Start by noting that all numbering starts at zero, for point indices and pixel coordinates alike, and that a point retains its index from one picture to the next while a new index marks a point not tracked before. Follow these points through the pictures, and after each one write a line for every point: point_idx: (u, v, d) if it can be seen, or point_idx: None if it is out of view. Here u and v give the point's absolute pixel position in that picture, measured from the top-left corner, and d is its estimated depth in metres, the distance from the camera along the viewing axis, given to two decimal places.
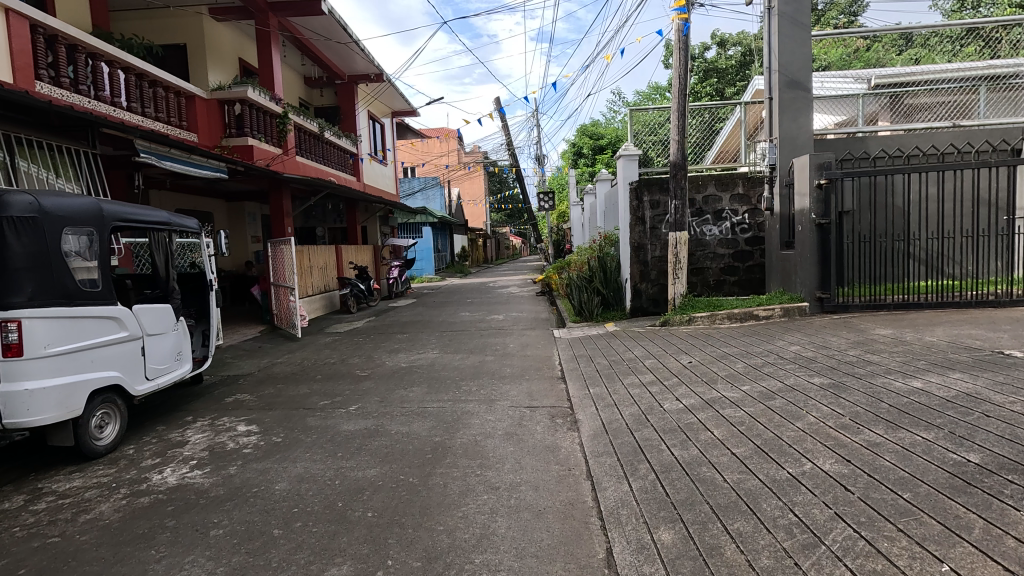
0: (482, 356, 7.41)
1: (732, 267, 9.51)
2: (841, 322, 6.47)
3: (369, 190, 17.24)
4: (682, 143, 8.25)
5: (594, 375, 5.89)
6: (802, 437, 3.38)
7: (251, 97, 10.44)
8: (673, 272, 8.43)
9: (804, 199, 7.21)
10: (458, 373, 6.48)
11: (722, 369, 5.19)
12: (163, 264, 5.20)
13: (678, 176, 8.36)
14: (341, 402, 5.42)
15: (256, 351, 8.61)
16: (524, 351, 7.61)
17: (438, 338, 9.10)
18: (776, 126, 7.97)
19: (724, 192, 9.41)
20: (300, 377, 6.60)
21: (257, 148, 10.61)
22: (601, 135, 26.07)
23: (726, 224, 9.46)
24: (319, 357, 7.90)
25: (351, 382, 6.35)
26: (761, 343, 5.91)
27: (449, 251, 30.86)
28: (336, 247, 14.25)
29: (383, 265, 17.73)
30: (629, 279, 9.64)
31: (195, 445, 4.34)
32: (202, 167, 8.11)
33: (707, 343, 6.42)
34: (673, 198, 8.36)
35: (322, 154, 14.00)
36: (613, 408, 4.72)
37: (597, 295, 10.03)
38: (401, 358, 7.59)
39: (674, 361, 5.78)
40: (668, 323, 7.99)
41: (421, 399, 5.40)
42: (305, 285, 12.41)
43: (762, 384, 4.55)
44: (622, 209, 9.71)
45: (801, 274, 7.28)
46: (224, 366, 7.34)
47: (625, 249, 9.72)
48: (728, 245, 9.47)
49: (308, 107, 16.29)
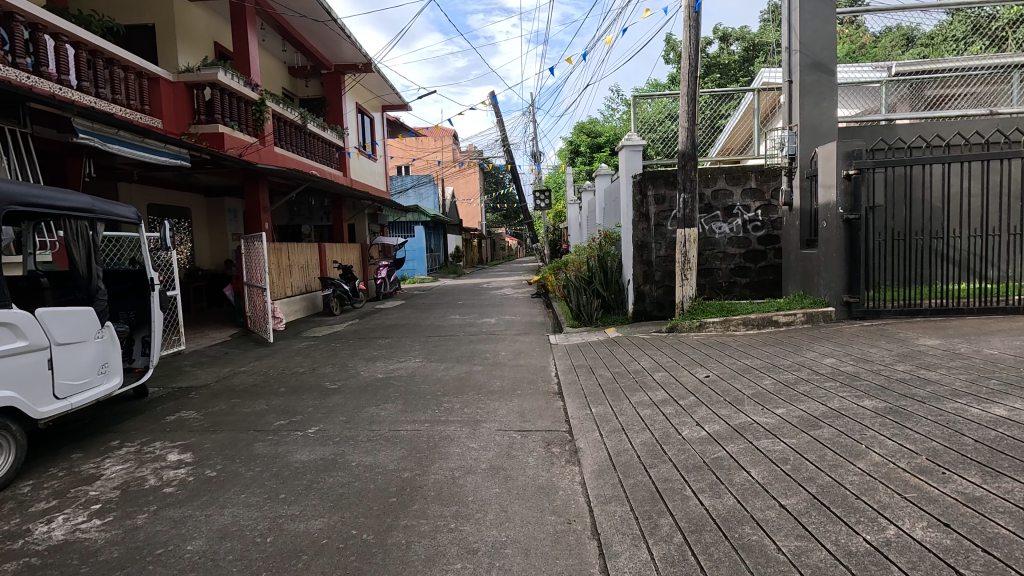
0: (469, 366, 6.63)
1: (743, 268, 8.76)
2: (875, 329, 5.71)
3: (356, 186, 16.43)
4: (692, 131, 7.46)
5: (596, 391, 5.11)
6: (874, 486, 2.60)
7: (222, 81, 9.59)
8: (682, 273, 7.63)
9: (830, 191, 6.47)
10: (440, 386, 5.70)
11: (746, 387, 4.41)
12: (85, 258, 4.38)
13: (687, 168, 7.55)
14: (300, 422, 4.63)
15: (220, 358, 7.80)
16: (516, 360, 6.85)
17: (423, 344, 8.32)
18: (796, 112, 7.23)
19: (736, 186, 8.66)
20: (260, 390, 5.79)
21: (229, 137, 9.77)
22: (599, 133, 25.36)
23: (737, 222, 8.71)
24: (287, 366, 7.09)
25: (317, 396, 5.55)
26: (788, 355, 5.15)
27: (442, 251, 30.07)
28: (319, 245, 13.42)
29: (371, 265, 16.94)
30: (632, 280, 8.87)
31: (107, 481, 3.53)
32: (160, 153, 7.30)
33: (724, 353, 5.65)
34: (682, 191, 7.58)
35: (305, 147, 13.17)
36: (620, 435, 3.94)
37: (596, 297, 9.24)
38: (379, 367, 6.80)
39: (688, 375, 5.02)
40: (676, 329, 7.23)
41: (393, 419, 4.61)
42: (283, 285, 11.57)
43: (800, 408, 3.79)
44: (624, 205, 8.95)
45: (825, 276, 6.54)
46: (178, 376, 6.52)
47: (627, 247, 8.95)
48: (739, 244, 8.73)
49: (292, 98, 15.47)
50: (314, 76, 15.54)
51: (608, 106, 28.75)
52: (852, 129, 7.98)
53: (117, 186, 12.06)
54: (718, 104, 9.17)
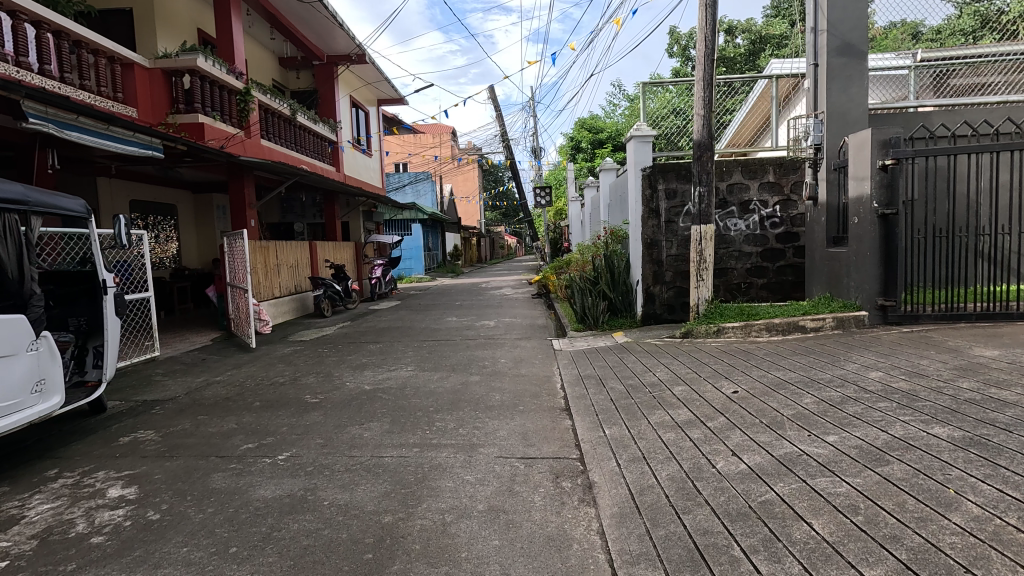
0: (467, 376, 6.03)
1: (759, 268, 8.18)
2: (919, 337, 5.13)
3: (350, 182, 15.81)
4: (708, 120, 6.86)
5: (608, 408, 4.52)
6: (987, 555, 2.01)
7: (202, 68, 8.95)
8: (697, 273, 7.02)
9: (862, 184, 5.87)
10: (432, 401, 5.10)
11: (784, 407, 3.82)
12: (15, 256, 3.74)
13: (705, 160, 6.92)
14: (271, 445, 4.04)
15: (195, 365, 7.20)
16: (517, 369, 6.26)
17: (417, 350, 7.74)
18: (822, 98, 6.64)
19: (752, 180, 8.07)
20: (232, 405, 5.19)
21: (210, 128, 9.13)
22: (600, 129, 24.75)
23: (754, 219, 8.14)
24: (267, 374, 6.49)
25: (294, 412, 4.94)
26: (824, 366, 4.56)
27: (441, 250, 29.51)
28: (310, 243, 12.82)
29: (365, 263, 16.34)
30: (640, 280, 8.30)
31: (26, 527, 2.92)
32: (128, 142, 6.70)
33: (750, 363, 5.06)
34: (697, 184, 6.95)
35: (294, 140, 12.55)
36: (640, 466, 3.36)
37: (602, 299, 8.64)
38: (368, 377, 6.20)
39: (713, 391, 4.42)
40: (691, 334, 6.64)
41: (378, 442, 4.02)
42: (272, 285, 10.97)
43: (856, 435, 3.20)
44: (632, 200, 8.37)
45: (858, 277, 5.95)
46: (145, 388, 5.92)
47: (636, 245, 8.35)
48: (755, 242, 8.15)
49: (283, 90, 14.86)
50: (305, 67, 14.91)
51: (609, 102, 28.10)
52: (878, 118, 7.40)
53: (95, 180, 11.47)
54: (725, 94, 8.62)
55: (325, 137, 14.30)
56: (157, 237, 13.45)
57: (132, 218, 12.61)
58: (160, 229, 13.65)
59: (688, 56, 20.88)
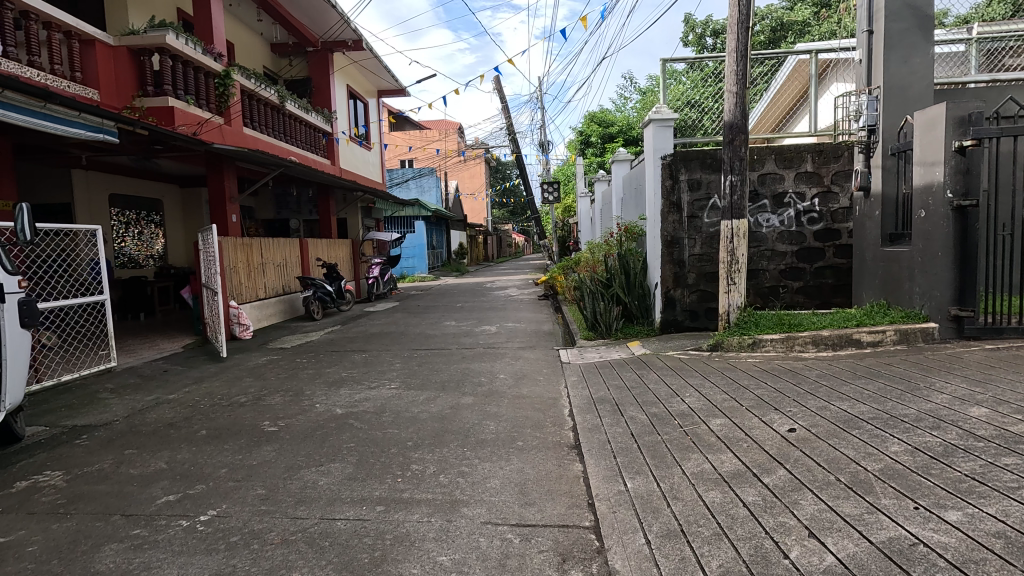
0: (458, 396, 5.13)
1: (794, 269, 7.23)
2: (1012, 357, 4.17)
3: (346, 176, 14.95)
4: (743, 98, 5.89)
5: (628, 447, 3.61)
6: None
7: (172, 46, 8.08)
8: (726, 276, 6.04)
9: (931, 170, 4.90)
10: (413, 431, 4.20)
11: (867, 458, 2.87)
12: None
13: (738, 145, 5.95)
14: (198, 498, 3.15)
15: (154, 378, 6.35)
16: (518, 387, 5.35)
17: (407, 360, 6.85)
18: (877, 72, 5.66)
19: (787, 170, 7.15)
20: (173, 433, 4.31)
21: (183, 113, 8.28)
22: (611, 123, 23.76)
23: (789, 214, 7.20)
24: (230, 390, 5.63)
25: (245, 444, 4.07)
26: (903, 397, 3.60)
27: (445, 248, 28.67)
28: (301, 241, 11.98)
29: (363, 262, 15.52)
30: (660, 283, 7.36)
31: None
32: (72, 123, 5.90)
33: (801, 388, 4.13)
34: (728, 173, 6.00)
35: (283, 130, 11.71)
36: (679, 548, 2.43)
37: (616, 304, 7.71)
38: (344, 396, 5.32)
39: (762, 429, 3.50)
40: (721, 347, 5.72)
41: (334, 495, 3.13)
42: (256, 286, 10.14)
43: (993, 514, 2.25)
44: (649, 191, 7.44)
45: (924, 282, 5.01)
46: (83, 409, 5.06)
47: (655, 243, 7.41)
48: (790, 240, 7.22)
49: (275, 79, 14.00)
50: (299, 54, 14.07)
51: (620, 95, 27.08)
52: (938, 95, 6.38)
53: (71, 173, 10.79)
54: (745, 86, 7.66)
55: (320, 128, 13.48)
56: (140, 233, 12.73)
57: (112, 213, 11.87)
58: (144, 225, 12.93)
59: (704, 44, 19.79)
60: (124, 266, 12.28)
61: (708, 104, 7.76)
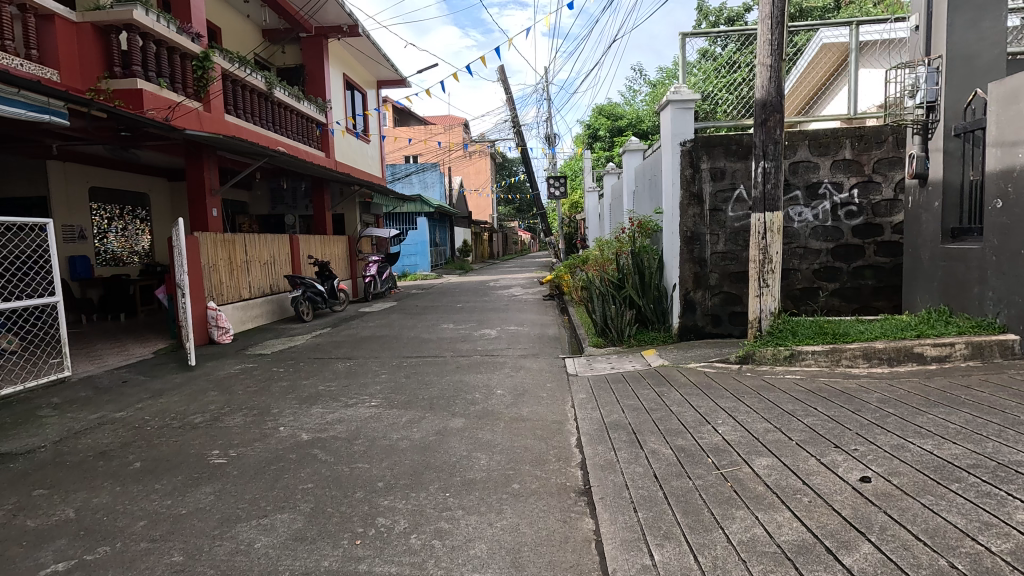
0: (446, 418, 4.39)
1: (830, 269, 6.44)
2: None
3: (342, 169, 14.25)
4: (778, 71, 5.08)
5: (653, 497, 2.85)
6: None
7: (141, 22, 7.34)
8: (757, 278, 5.23)
9: (1012, 152, 4.10)
10: (387, 468, 3.46)
11: (987, 533, 2.11)
12: None
13: (771, 127, 5.14)
14: (91, 570, 2.41)
15: (109, 390, 5.64)
16: (517, 407, 4.60)
17: (394, 371, 6.12)
18: (939, 38, 4.84)
19: (823, 157, 6.35)
20: (100, 467, 3.59)
21: (154, 96, 7.54)
22: (620, 115, 22.95)
23: (824, 206, 6.41)
24: (187, 408, 4.91)
25: (182, 481, 3.34)
26: (1006, 435, 2.83)
27: (449, 245, 27.95)
28: (291, 237, 11.27)
29: (361, 260, 14.83)
30: (678, 285, 6.60)
31: None
32: (10, 102, 5.21)
33: (864, 418, 3.35)
34: (762, 159, 5.20)
35: (272, 119, 11.05)
36: None
37: (628, 307, 6.95)
38: (315, 415, 4.59)
39: (826, 477, 2.72)
40: (752, 359, 4.95)
41: (268, 568, 2.40)
42: (239, 286, 9.44)
43: None
44: (666, 182, 6.66)
45: (1001, 285, 4.22)
46: (10, 431, 4.35)
47: (673, 239, 6.64)
48: (825, 236, 6.42)
49: (267, 67, 13.31)
50: (292, 41, 13.36)
51: (629, 88, 26.23)
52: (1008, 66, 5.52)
53: (47, 166, 10.17)
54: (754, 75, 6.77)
55: (312, 118, 12.84)
56: (124, 229, 12.09)
57: (93, 208, 11.24)
58: (128, 221, 12.28)
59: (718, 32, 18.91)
60: (106, 263, 11.65)
61: (720, 95, 6.90)
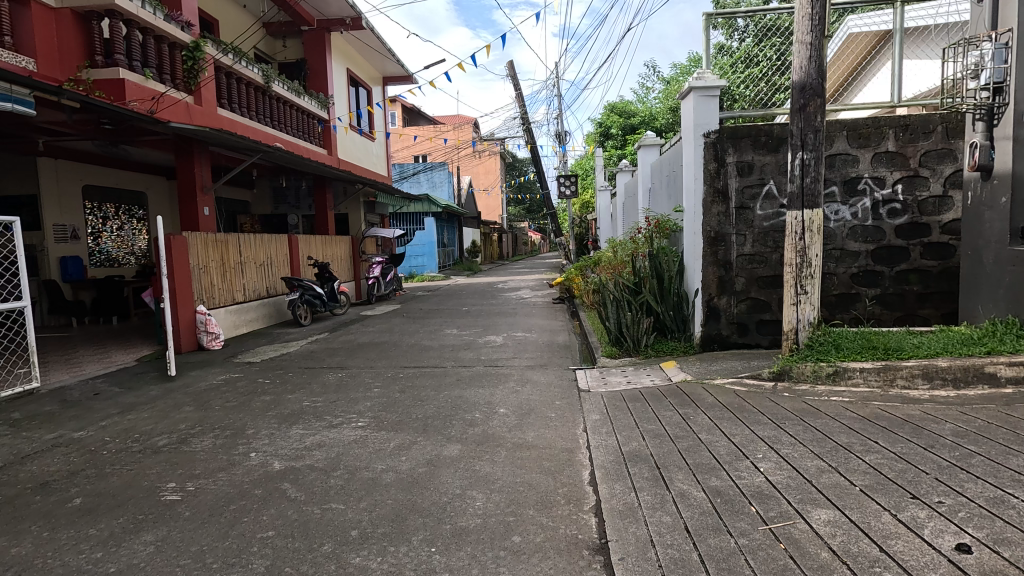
0: (440, 444, 3.84)
1: (870, 273, 5.82)
2: None
3: (345, 167, 13.79)
4: (819, 49, 4.48)
5: (686, 562, 2.28)
6: None
7: (124, 7, 6.84)
8: (794, 284, 4.63)
9: None
10: (365, 510, 2.92)
11: None
12: None
13: (811, 113, 4.54)
14: None
15: (76, 404, 5.15)
16: (521, 430, 4.05)
17: (389, 384, 5.60)
18: (1008, 9, 4.23)
19: (863, 149, 5.74)
20: (33, 505, 3.07)
21: (138, 87, 7.07)
22: (632, 113, 22.38)
23: (864, 203, 5.79)
24: (155, 427, 4.40)
25: (121, 527, 2.81)
26: None
27: (457, 246, 27.47)
28: (289, 238, 10.80)
29: (364, 261, 14.36)
30: (700, 291, 6.02)
31: None
32: None
33: (942, 457, 2.76)
34: (800, 148, 4.59)
35: (269, 114, 10.61)
36: None
37: (646, 314, 6.37)
38: (294, 438, 4.06)
39: (912, 544, 2.13)
40: (790, 376, 4.36)
41: None
42: (232, 288, 8.97)
43: None
44: (688, 177, 6.07)
45: None
46: None
47: (694, 240, 6.05)
48: (865, 237, 5.80)
49: (268, 62, 12.89)
50: (294, 35, 12.93)
51: (642, 85, 25.64)
52: None
53: (37, 163, 9.79)
54: (775, 69, 6.17)
55: (313, 114, 12.39)
56: (120, 229, 11.71)
57: (87, 207, 10.85)
58: (125, 221, 11.90)
59: None
60: (100, 264, 11.27)
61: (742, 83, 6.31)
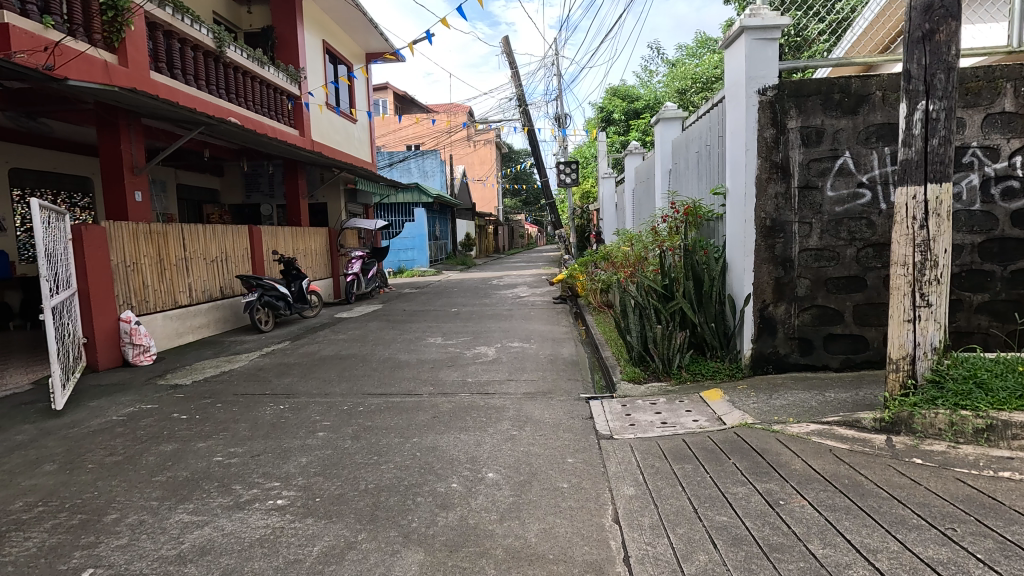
0: (391, 551, 2.43)
1: (977, 273, 4.42)
2: None
3: (320, 150, 12.27)
4: None
5: None
6: None
7: None
8: (910, 293, 3.21)
9: None
10: None
11: None
12: None
13: (941, 44, 3.12)
14: None
15: None
16: (515, 520, 2.64)
17: (340, 425, 4.15)
18: None
19: (971, 109, 4.32)
20: None
21: (30, 37, 5.58)
22: (636, 97, 20.85)
23: (969, 182, 4.40)
24: None
25: None
26: None
27: (451, 239, 26.00)
28: (250, 229, 9.32)
29: (342, 256, 12.87)
30: (751, 299, 4.61)
31: None
32: None
33: None
34: (926, 93, 3.15)
35: (225, 86, 9.11)
36: None
37: (679, 326, 4.95)
38: (168, 533, 2.64)
39: None
40: (916, 431, 3.03)
41: None
42: (172, 289, 7.50)
43: None
44: (736, 148, 4.63)
45: None
46: None
47: (745, 232, 4.63)
48: (972, 225, 4.41)
49: (232, 31, 11.46)
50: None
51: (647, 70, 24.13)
52: None
53: None
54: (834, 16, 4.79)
55: (280, 88, 10.87)
56: None
57: (16, 194, 9.34)
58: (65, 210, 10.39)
59: None
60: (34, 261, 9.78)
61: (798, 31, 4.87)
